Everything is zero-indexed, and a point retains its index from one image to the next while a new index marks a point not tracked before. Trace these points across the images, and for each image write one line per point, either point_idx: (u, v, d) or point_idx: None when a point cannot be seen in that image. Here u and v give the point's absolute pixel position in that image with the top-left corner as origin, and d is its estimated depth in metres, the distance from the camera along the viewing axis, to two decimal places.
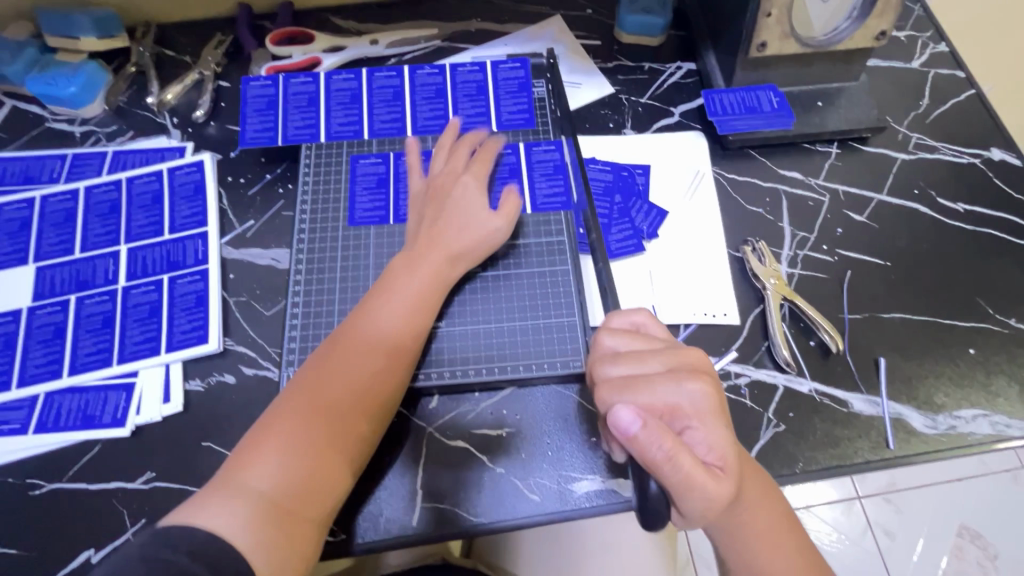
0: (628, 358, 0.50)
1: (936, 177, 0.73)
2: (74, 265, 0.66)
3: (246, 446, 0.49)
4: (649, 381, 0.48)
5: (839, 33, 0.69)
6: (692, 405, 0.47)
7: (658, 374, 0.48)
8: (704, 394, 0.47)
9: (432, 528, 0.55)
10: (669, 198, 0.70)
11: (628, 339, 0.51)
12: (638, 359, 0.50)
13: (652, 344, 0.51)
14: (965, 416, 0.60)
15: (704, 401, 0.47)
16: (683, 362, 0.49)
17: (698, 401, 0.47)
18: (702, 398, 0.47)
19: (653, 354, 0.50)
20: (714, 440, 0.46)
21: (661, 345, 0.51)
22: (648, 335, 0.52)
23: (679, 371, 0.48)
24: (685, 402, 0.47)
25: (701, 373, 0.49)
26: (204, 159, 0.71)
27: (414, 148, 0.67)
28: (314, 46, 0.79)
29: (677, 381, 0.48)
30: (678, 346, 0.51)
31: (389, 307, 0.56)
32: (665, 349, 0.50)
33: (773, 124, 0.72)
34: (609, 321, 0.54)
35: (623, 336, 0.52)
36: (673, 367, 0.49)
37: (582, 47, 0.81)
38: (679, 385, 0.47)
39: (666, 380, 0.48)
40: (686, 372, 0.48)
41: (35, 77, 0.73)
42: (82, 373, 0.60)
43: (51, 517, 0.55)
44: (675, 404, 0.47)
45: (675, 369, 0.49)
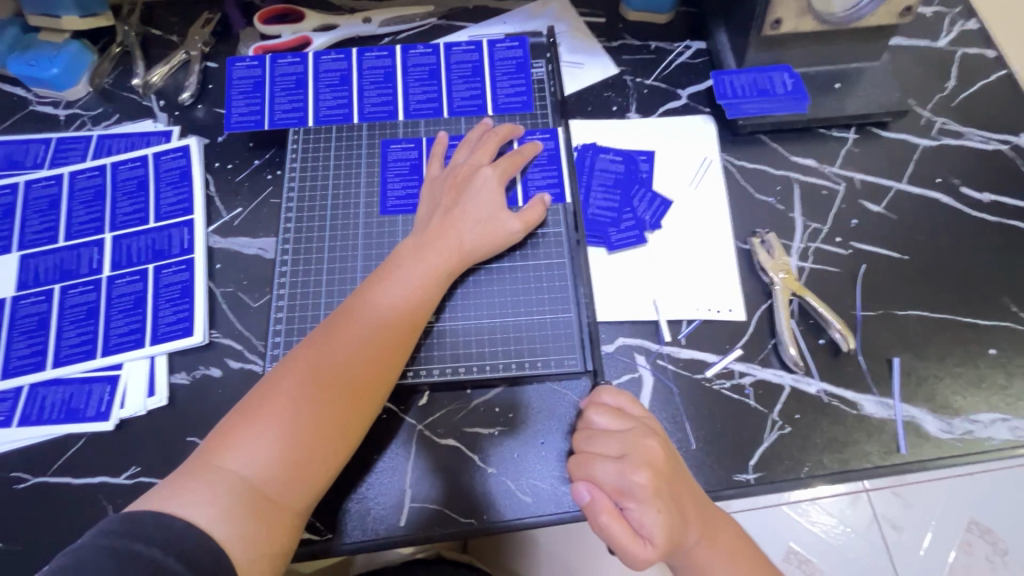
0: (595, 436, 0.51)
1: (960, 165, 0.68)
2: (58, 254, 0.64)
3: (228, 429, 0.47)
4: (603, 463, 0.49)
5: (860, 9, 0.64)
6: (636, 491, 0.47)
7: (611, 458, 0.49)
8: (648, 485, 0.47)
9: (420, 529, 0.53)
10: (674, 186, 0.67)
11: (603, 415, 0.51)
12: (602, 437, 0.50)
13: (624, 424, 0.51)
14: (983, 420, 0.57)
15: (646, 492, 0.47)
16: (640, 448, 0.49)
17: (640, 491, 0.47)
18: (644, 488, 0.47)
19: (617, 437, 0.50)
20: (651, 525, 0.46)
21: (635, 427, 0.50)
22: (627, 414, 0.51)
23: (631, 460, 0.48)
24: (629, 489, 0.47)
25: (654, 463, 0.48)
26: (191, 144, 0.69)
27: (441, 142, 0.65)
28: (304, 25, 0.75)
29: (626, 471, 0.48)
30: (645, 431, 0.50)
31: (387, 296, 0.54)
32: (631, 432, 0.50)
33: (787, 108, 0.68)
34: (596, 393, 0.53)
35: (602, 411, 0.52)
36: (630, 455, 0.48)
37: (585, 25, 0.77)
38: (622, 474, 0.47)
39: (616, 466, 0.48)
40: (638, 464, 0.48)
41: (16, 59, 0.71)
42: (65, 365, 0.59)
43: (36, 510, 0.55)
44: (623, 489, 0.48)
45: (628, 457, 0.48)
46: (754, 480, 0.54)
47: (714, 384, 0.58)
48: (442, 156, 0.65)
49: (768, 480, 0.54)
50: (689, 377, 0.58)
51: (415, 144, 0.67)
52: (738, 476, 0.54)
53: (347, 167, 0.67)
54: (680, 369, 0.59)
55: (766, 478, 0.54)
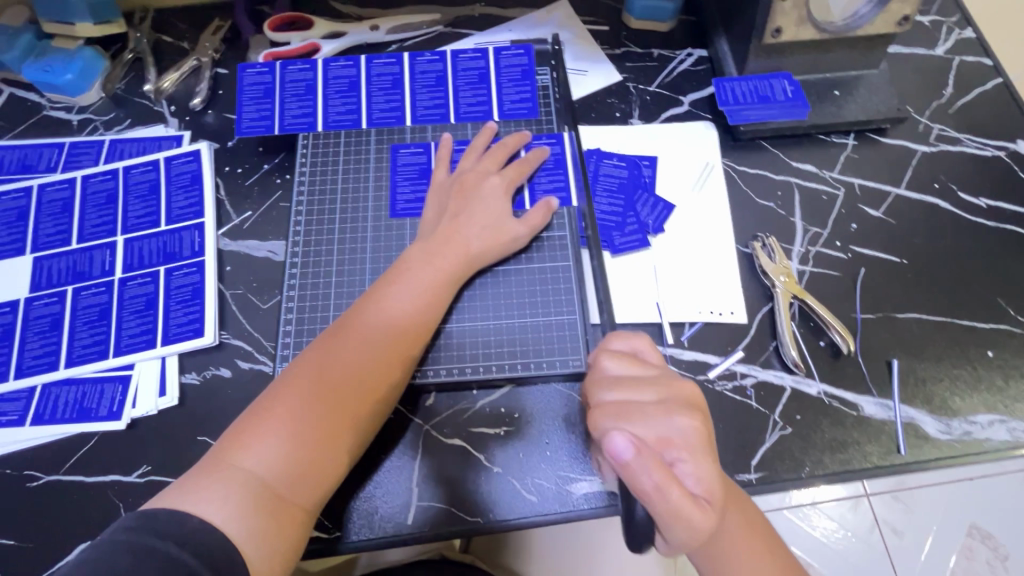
0: (621, 385, 0.49)
1: (957, 171, 0.69)
2: (71, 256, 0.65)
3: (240, 429, 0.48)
4: (641, 411, 0.47)
5: (859, 18, 0.66)
6: (683, 438, 0.46)
7: (650, 405, 0.47)
8: (695, 428, 0.46)
9: (427, 527, 0.54)
10: (676, 191, 0.68)
11: (629, 364, 0.50)
12: (633, 386, 0.49)
13: (647, 371, 0.50)
14: (981, 421, 0.58)
15: (694, 435, 0.46)
16: (675, 393, 0.48)
17: (688, 435, 0.46)
18: (692, 432, 0.46)
19: (648, 383, 0.49)
20: (700, 475, 0.44)
21: (657, 373, 0.50)
22: (647, 361, 0.51)
23: (670, 403, 0.47)
24: (675, 435, 0.46)
25: (692, 406, 0.48)
26: (201, 149, 0.70)
27: (447, 147, 0.67)
28: (312, 33, 0.77)
29: (669, 414, 0.47)
30: (673, 375, 0.50)
31: (397, 299, 0.55)
32: (659, 378, 0.49)
33: (788, 114, 0.69)
34: (607, 341, 0.53)
35: (622, 360, 0.51)
36: (666, 398, 0.48)
37: (589, 33, 0.79)
38: (669, 419, 0.46)
39: (656, 413, 0.47)
40: (679, 406, 0.47)
41: (31, 64, 0.72)
42: (78, 365, 0.60)
43: (48, 508, 0.55)
44: (666, 436, 0.45)
45: (666, 401, 0.48)
46: (755, 479, 0.55)
47: (716, 385, 0.59)
48: (449, 160, 0.66)
49: (769, 480, 0.55)
50: (692, 378, 0.59)
51: (424, 148, 0.69)
52: (740, 476, 0.55)
53: (355, 172, 0.68)
54: (683, 371, 0.59)
55: (768, 478, 0.55)
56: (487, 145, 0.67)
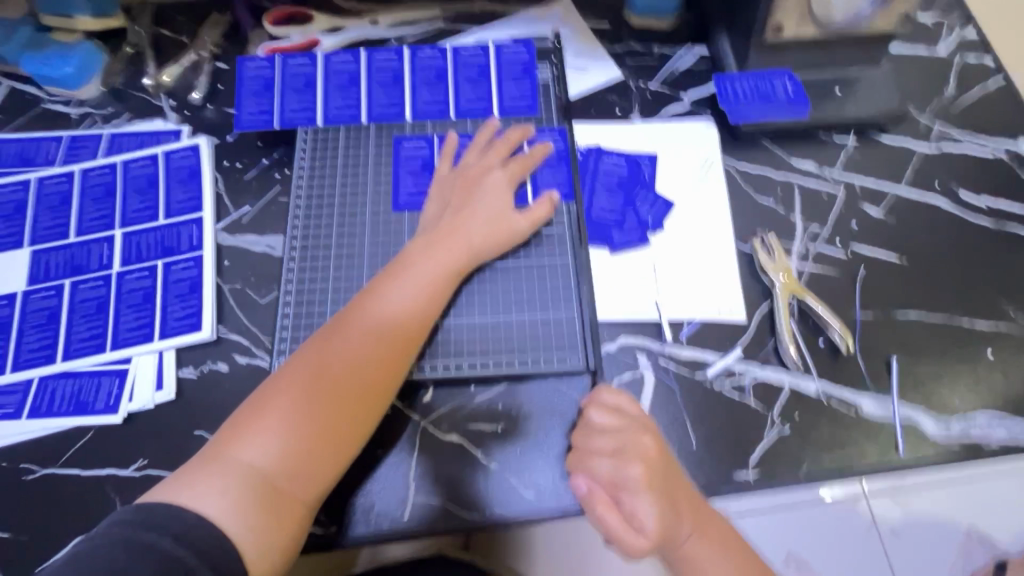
0: (591, 432, 0.53)
1: (958, 170, 0.69)
2: (69, 250, 0.65)
3: (239, 423, 0.48)
4: (598, 458, 0.52)
5: (861, 15, 0.65)
6: (634, 484, 0.50)
7: (606, 454, 0.52)
8: (642, 478, 0.50)
9: (424, 523, 0.54)
10: (676, 188, 0.68)
11: (603, 414, 0.53)
12: (598, 433, 0.53)
13: (621, 422, 0.53)
14: (979, 420, 0.57)
15: (639, 483, 0.50)
16: (635, 447, 0.51)
17: (634, 483, 0.50)
18: (639, 482, 0.50)
19: (613, 433, 0.52)
20: (644, 514, 0.49)
21: (629, 424, 0.53)
22: (625, 413, 0.53)
23: (625, 455, 0.51)
24: (624, 483, 0.50)
25: (645, 458, 0.51)
26: (200, 143, 0.70)
27: (452, 142, 0.67)
28: (312, 27, 0.77)
29: (620, 464, 0.51)
30: (640, 428, 0.52)
31: (397, 294, 0.55)
32: (626, 429, 0.52)
33: (788, 112, 0.69)
34: (594, 392, 0.55)
35: (599, 411, 0.53)
36: (625, 449, 0.51)
37: (589, 29, 0.78)
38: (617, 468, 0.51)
39: (612, 461, 0.51)
40: (634, 457, 0.51)
41: (30, 57, 0.72)
42: (76, 358, 0.60)
43: (45, 501, 0.55)
44: (618, 481, 0.51)
45: (623, 451, 0.51)
46: (753, 478, 0.55)
47: (715, 383, 0.59)
48: (452, 156, 0.66)
49: (767, 478, 0.55)
50: (691, 376, 0.59)
51: (427, 142, 0.68)
52: (738, 474, 0.55)
53: (355, 167, 0.68)
54: (681, 368, 0.59)
55: (765, 477, 0.55)
56: (489, 140, 0.67)
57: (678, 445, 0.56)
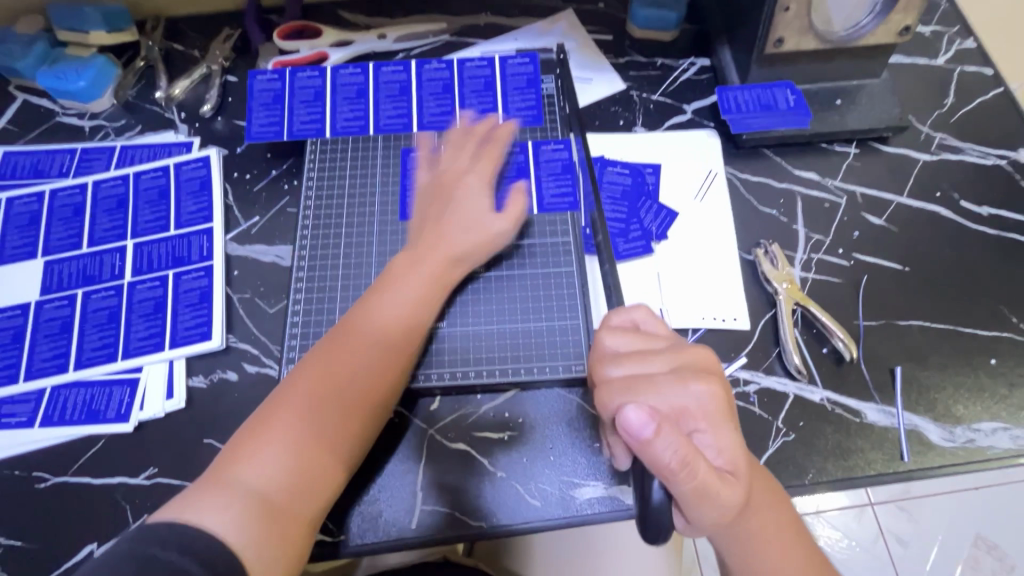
0: (629, 359, 0.48)
1: (959, 179, 0.70)
2: (81, 260, 0.66)
3: (236, 444, 0.48)
4: (655, 383, 0.46)
5: (862, 28, 0.66)
6: (700, 407, 0.45)
7: (663, 375, 0.46)
8: (711, 395, 0.46)
9: (432, 531, 0.54)
10: (679, 199, 0.69)
11: (633, 339, 0.50)
12: (641, 359, 0.48)
13: (655, 343, 0.49)
14: (984, 429, 0.58)
15: (711, 403, 0.45)
16: (690, 362, 0.48)
17: (705, 403, 0.45)
18: (709, 399, 0.45)
19: (657, 354, 0.48)
20: (719, 442, 0.45)
21: (666, 343, 0.49)
22: (653, 335, 0.50)
23: (684, 371, 0.47)
24: (693, 404, 0.45)
25: (704, 373, 0.47)
26: (211, 155, 0.71)
27: (425, 144, 0.68)
28: (321, 41, 0.78)
29: (683, 383, 0.46)
30: (680, 343, 0.49)
31: (384, 307, 0.56)
32: (668, 347, 0.49)
33: (790, 123, 0.70)
34: (607, 318, 0.52)
35: (624, 335, 0.50)
36: (679, 368, 0.47)
37: (593, 42, 0.80)
38: (685, 386, 0.45)
39: (672, 381, 0.46)
40: (692, 374, 0.47)
41: (45, 72, 0.74)
42: (87, 367, 0.61)
43: (56, 509, 0.56)
44: (682, 406, 0.45)
45: (680, 370, 0.47)
46: None
47: None
48: (429, 160, 0.67)
49: None
50: None
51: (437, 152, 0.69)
52: None
53: (362, 178, 0.69)
54: None
55: None
56: None
57: None
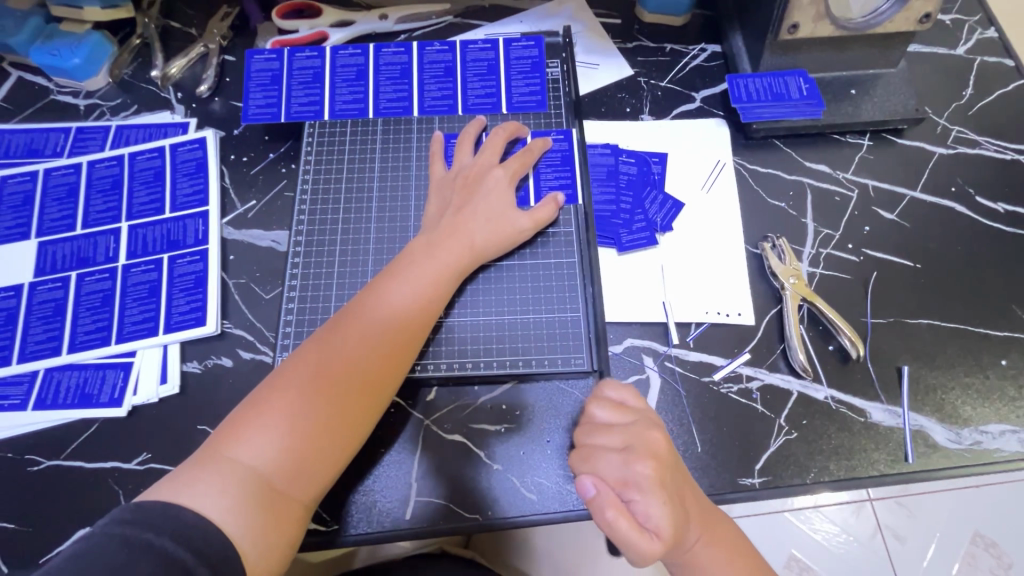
0: (593, 428, 0.50)
1: (976, 174, 0.68)
2: (75, 242, 0.65)
3: (237, 421, 0.48)
4: (604, 455, 0.48)
5: (880, 15, 0.64)
6: (640, 482, 0.46)
7: (612, 449, 0.48)
8: (651, 474, 0.46)
9: (427, 523, 0.54)
10: (686, 189, 0.67)
11: (608, 409, 0.50)
12: (603, 429, 0.50)
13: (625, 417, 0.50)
14: (992, 431, 0.56)
15: (649, 481, 0.46)
16: (643, 441, 0.48)
17: (643, 481, 0.46)
18: (647, 479, 0.46)
19: (618, 428, 0.49)
20: (657, 517, 0.44)
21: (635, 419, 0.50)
22: (629, 407, 0.51)
23: (633, 450, 0.47)
24: (632, 481, 0.46)
25: (656, 454, 0.47)
26: (207, 136, 0.70)
27: (439, 141, 0.66)
28: (321, 21, 0.76)
29: (627, 461, 0.47)
30: (647, 423, 0.49)
31: (398, 292, 0.55)
32: (633, 423, 0.49)
33: (802, 113, 0.68)
34: (597, 387, 0.52)
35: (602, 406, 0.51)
36: (632, 444, 0.48)
37: (601, 26, 0.77)
38: (626, 465, 0.46)
39: (619, 457, 0.47)
40: (640, 453, 0.47)
41: (39, 48, 0.72)
42: (81, 351, 0.60)
43: (49, 493, 0.56)
44: (623, 480, 0.46)
45: (631, 447, 0.48)
46: (758, 484, 0.54)
47: (721, 387, 0.58)
48: (441, 152, 0.65)
49: (773, 485, 0.54)
50: (697, 380, 0.58)
51: (454, 137, 0.67)
52: (743, 480, 0.55)
53: (361, 162, 0.67)
54: (687, 372, 0.59)
55: (770, 483, 0.55)
56: (476, 137, 0.66)
57: (683, 449, 0.56)
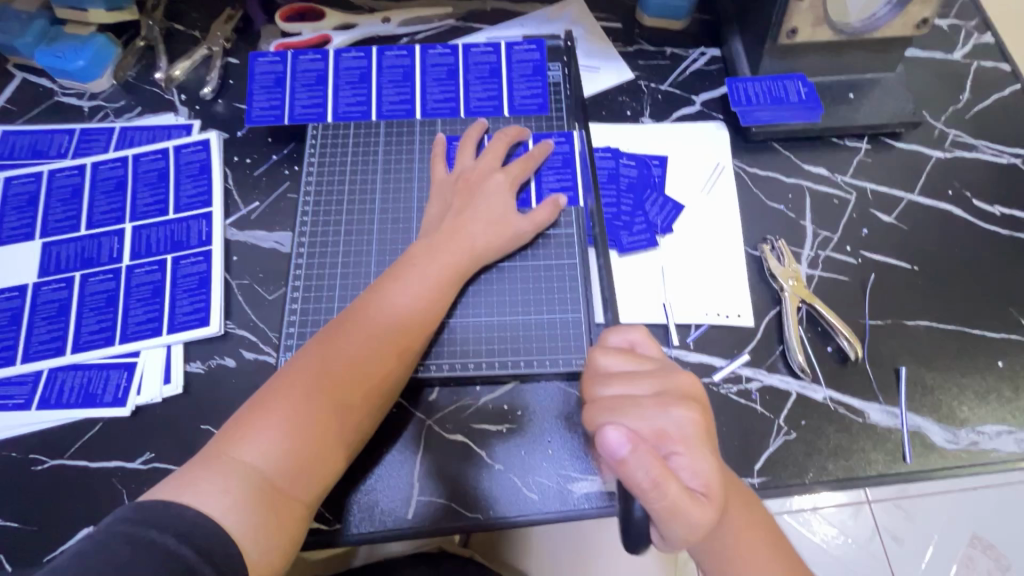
0: (616, 378, 0.48)
1: (972, 177, 0.68)
2: (79, 243, 0.65)
3: (240, 421, 0.48)
4: (637, 404, 0.46)
5: (877, 19, 0.65)
6: (679, 431, 0.44)
7: (645, 398, 0.46)
8: (691, 420, 0.45)
9: (429, 522, 0.54)
10: (686, 191, 0.67)
11: (623, 358, 0.49)
12: (628, 379, 0.48)
13: (643, 365, 0.49)
14: (989, 431, 0.57)
15: (691, 429, 0.45)
16: (673, 388, 0.47)
17: (683, 429, 0.44)
18: (689, 424, 0.45)
19: (644, 376, 0.48)
20: (699, 468, 0.43)
21: (653, 367, 0.49)
22: (642, 355, 0.50)
23: (666, 396, 0.46)
24: (671, 429, 0.44)
25: (688, 398, 0.46)
26: (210, 138, 0.70)
27: (441, 144, 0.66)
28: (324, 24, 0.76)
29: (664, 407, 0.45)
30: (671, 368, 0.49)
31: (401, 293, 0.55)
32: (656, 370, 0.48)
33: (800, 117, 0.68)
34: (604, 338, 0.52)
35: (617, 355, 0.50)
36: (662, 391, 0.47)
37: (601, 29, 0.78)
38: (664, 410, 0.45)
39: (653, 405, 0.45)
40: (674, 399, 0.46)
41: (43, 50, 0.73)
42: (84, 351, 0.60)
43: (52, 492, 0.56)
44: (662, 430, 0.44)
45: (662, 394, 0.46)
46: (758, 484, 0.55)
47: (721, 388, 0.58)
48: (442, 154, 0.66)
49: (772, 485, 0.55)
50: (697, 381, 0.59)
51: (456, 139, 0.68)
52: (743, 480, 0.55)
53: (363, 164, 0.68)
54: (687, 373, 0.59)
55: (770, 483, 0.55)
56: (478, 141, 0.66)
57: None
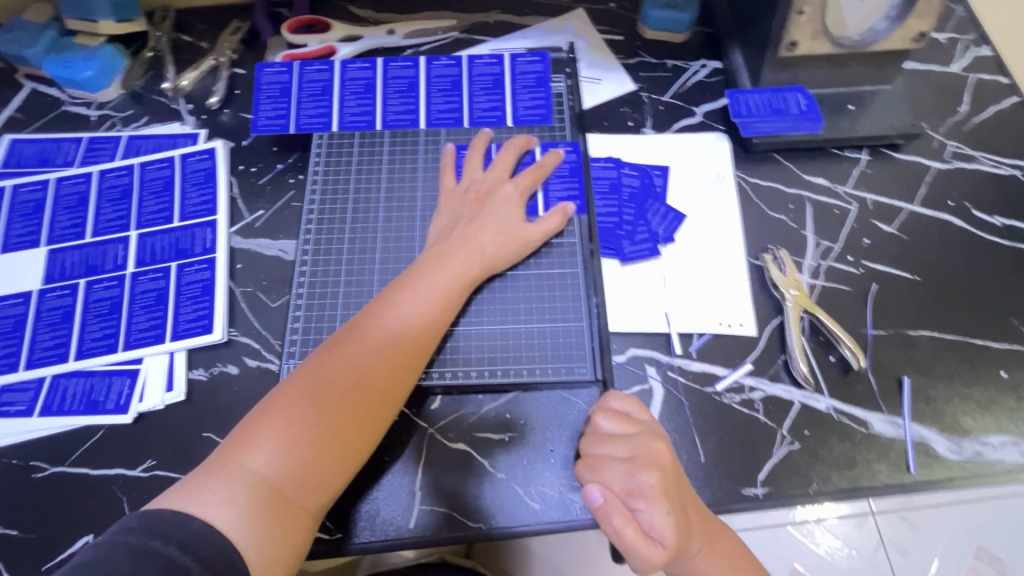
0: (599, 438, 0.52)
1: (972, 189, 0.69)
2: (84, 250, 0.66)
3: (247, 429, 0.48)
4: (611, 465, 0.50)
5: (876, 32, 0.65)
6: (647, 491, 0.48)
7: (619, 460, 0.50)
8: (657, 484, 0.48)
9: (431, 532, 0.54)
10: (688, 201, 0.68)
11: (614, 421, 0.53)
12: (609, 440, 0.52)
13: (629, 426, 0.52)
14: (992, 442, 0.57)
15: (655, 490, 0.48)
16: (648, 452, 0.50)
17: (649, 491, 0.48)
18: (655, 488, 0.49)
19: (624, 439, 0.51)
20: (662, 525, 0.47)
21: (638, 428, 0.52)
22: (633, 415, 0.53)
23: (638, 461, 0.50)
24: (640, 489, 0.49)
25: (659, 464, 0.50)
26: (217, 147, 0.71)
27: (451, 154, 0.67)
28: (330, 36, 0.77)
29: (634, 470, 0.49)
30: (652, 434, 0.51)
31: (408, 304, 0.55)
32: (638, 434, 0.52)
33: (800, 128, 0.69)
34: (602, 398, 0.54)
35: (607, 416, 0.53)
36: (637, 455, 0.50)
37: (604, 42, 0.79)
38: (632, 475, 0.49)
39: (625, 467, 0.50)
40: (646, 464, 0.50)
41: (53, 60, 0.73)
42: (87, 357, 0.60)
43: (53, 500, 0.56)
44: (631, 488, 0.49)
45: (636, 458, 0.50)
46: (761, 494, 0.55)
47: (724, 397, 0.58)
48: (451, 165, 0.66)
49: (776, 495, 0.55)
50: (700, 390, 0.59)
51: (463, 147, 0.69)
52: (747, 490, 0.55)
53: (368, 173, 0.68)
54: (690, 382, 0.59)
55: (773, 494, 0.55)
56: (485, 151, 0.67)
57: (686, 458, 0.56)
